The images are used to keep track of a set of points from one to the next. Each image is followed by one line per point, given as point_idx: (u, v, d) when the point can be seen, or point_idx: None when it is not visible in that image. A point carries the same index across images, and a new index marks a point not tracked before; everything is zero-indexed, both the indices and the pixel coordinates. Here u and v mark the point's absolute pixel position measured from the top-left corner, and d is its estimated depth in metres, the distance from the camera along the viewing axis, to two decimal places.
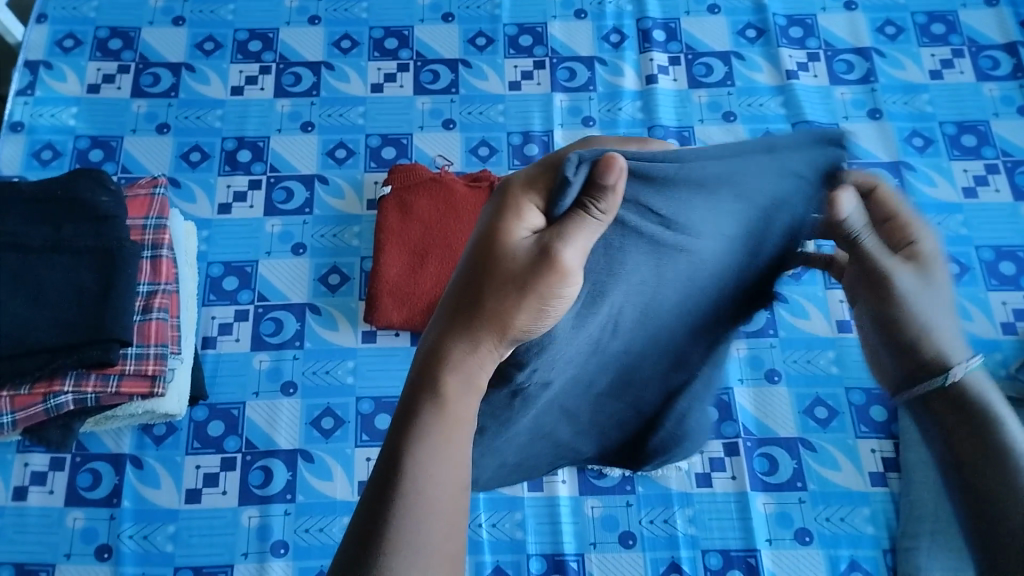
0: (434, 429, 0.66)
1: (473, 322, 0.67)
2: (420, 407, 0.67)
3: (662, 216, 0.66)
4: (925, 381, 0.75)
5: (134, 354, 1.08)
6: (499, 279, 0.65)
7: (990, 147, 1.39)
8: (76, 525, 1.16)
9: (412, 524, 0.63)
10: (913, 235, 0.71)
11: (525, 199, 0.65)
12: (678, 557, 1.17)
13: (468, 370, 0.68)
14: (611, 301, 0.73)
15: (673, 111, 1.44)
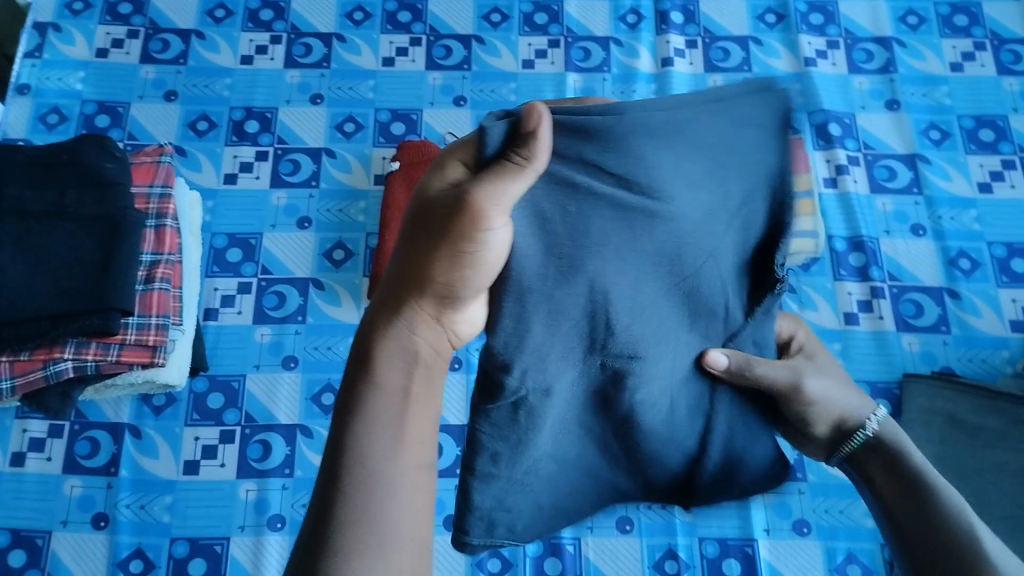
0: (382, 404, 0.45)
1: (395, 305, 0.47)
2: (360, 386, 0.45)
3: (615, 176, 0.47)
4: (844, 442, 0.59)
5: (133, 323, 0.85)
6: (425, 236, 0.45)
7: (1008, 142, 1.07)
8: (73, 493, 0.91)
9: (363, 499, 0.42)
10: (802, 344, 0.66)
11: (457, 150, 0.46)
12: (675, 544, 0.89)
13: (414, 353, 0.46)
14: (597, 286, 0.49)
15: (837, 97, 1.11)
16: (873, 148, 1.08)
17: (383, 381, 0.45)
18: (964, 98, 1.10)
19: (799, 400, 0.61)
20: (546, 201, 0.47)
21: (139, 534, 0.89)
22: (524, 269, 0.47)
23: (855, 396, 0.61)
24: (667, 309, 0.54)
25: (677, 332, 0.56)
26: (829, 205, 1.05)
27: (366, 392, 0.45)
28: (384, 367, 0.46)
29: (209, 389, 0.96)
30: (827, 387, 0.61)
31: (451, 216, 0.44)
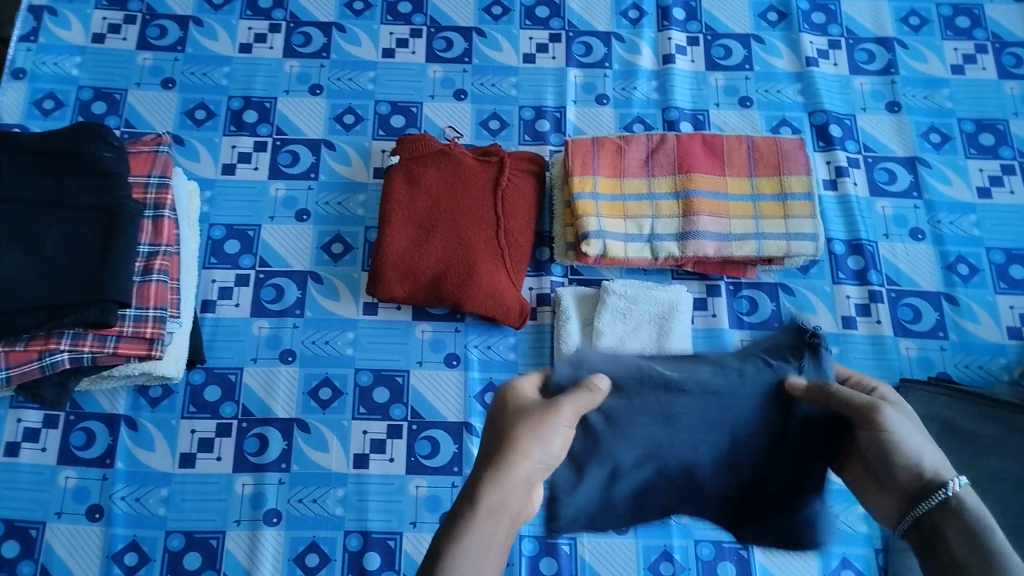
0: (478, 527, 0.56)
1: (491, 460, 0.59)
2: (460, 512, 0.57)
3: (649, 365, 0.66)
4: (920, 502, 0.57)
5: (130, 315, 0.85)
6: (498, 423, 0.62)
7: (1008, 147, 1.07)
8: (68, 484, 0.90)
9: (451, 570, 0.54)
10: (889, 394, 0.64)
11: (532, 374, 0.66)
12: (671, 545, 0.89)
13: (508, 493, 0.58)
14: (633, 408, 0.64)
15: (838, 97, 1.11)
16: (874, 151, 1.08)
17: (480, 501, 0.57)
18: (964, 101, 1.10)
19: (872, 426, 0.60)
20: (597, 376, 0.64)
21: (135, 527, 0.89)
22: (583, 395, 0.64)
23: (940, 452, 0.60)
24: (704, 389, 0.63)
25: (723, 415, 0.64)
26: (829, 206, 1.05)
27: (464, 515, 0.57)
28: (484, 490, 0.57)
29: (206, 382, 0.95)
30: (919, 435, 0.60)
31: (513, 404, 0.62)
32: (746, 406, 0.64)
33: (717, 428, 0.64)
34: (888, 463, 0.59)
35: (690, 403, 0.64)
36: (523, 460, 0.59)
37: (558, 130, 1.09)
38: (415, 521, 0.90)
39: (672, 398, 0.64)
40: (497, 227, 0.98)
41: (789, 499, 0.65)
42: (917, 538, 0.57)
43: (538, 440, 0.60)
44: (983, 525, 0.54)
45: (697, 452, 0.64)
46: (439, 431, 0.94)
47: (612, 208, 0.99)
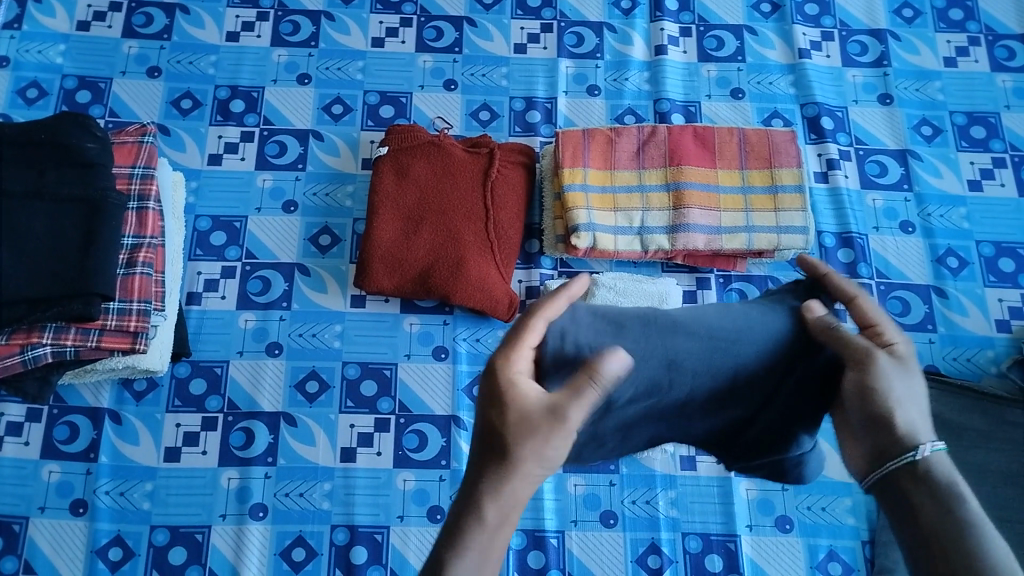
0: (479, 541, 0.55)
1: (495, 462, 0.56)
2: (463, 526, 0.55)
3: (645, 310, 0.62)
4: (891, 459, 0.57)
5: (114, 309, 0.84)
6: (494, 414, 0.57)
7: (999, 140, 1.07)
8: (52, 479, 0.90)
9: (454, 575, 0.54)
10: (892, 338, 0.60)
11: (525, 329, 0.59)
12: (659, 539, 0.89)
13: (510, 501, 0.56)
14: (627, 349, 0.60)
15: (830, 89, 1.10)
16: (865, 143, 1.08)
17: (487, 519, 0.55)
18: (956, 93, 1.10)
19: (858, 370, 0.58)
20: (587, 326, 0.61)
21: (119, 522, 0.88)
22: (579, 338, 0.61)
23: (924, 402, 0.59)
24: (710, 332, 0.61)
25: (727, 359, 0.61)
26: (821, 199, 1.05)
27: (470, 528, 0.55)
28: (487, 503, 0.56)
29: (192, 375, 0.94)
30: (906, 383, 0.58)
31: (510, 401, 0.57)
32: (752, 350, 0.61)
33: (721, 371, 0.61)
34: (868, 415, 0.58)
35: (695, 346, 0.61)
36: (525, 476, 0.56)
37: (549, 121, 1.08)
38: (402, 514, 0.90)
39: (675, 340, 0.61)
40: (486, 220, 0.97)
41: (776, 437, 0.64)
42: (885, 496, 0.58)
43: (539, 457, 0.56)
44: (952, 490, 0.55)
45: (695, 393, 0.62)
46: (426, 424, 0.93)
47: (602, 200, 0.98)
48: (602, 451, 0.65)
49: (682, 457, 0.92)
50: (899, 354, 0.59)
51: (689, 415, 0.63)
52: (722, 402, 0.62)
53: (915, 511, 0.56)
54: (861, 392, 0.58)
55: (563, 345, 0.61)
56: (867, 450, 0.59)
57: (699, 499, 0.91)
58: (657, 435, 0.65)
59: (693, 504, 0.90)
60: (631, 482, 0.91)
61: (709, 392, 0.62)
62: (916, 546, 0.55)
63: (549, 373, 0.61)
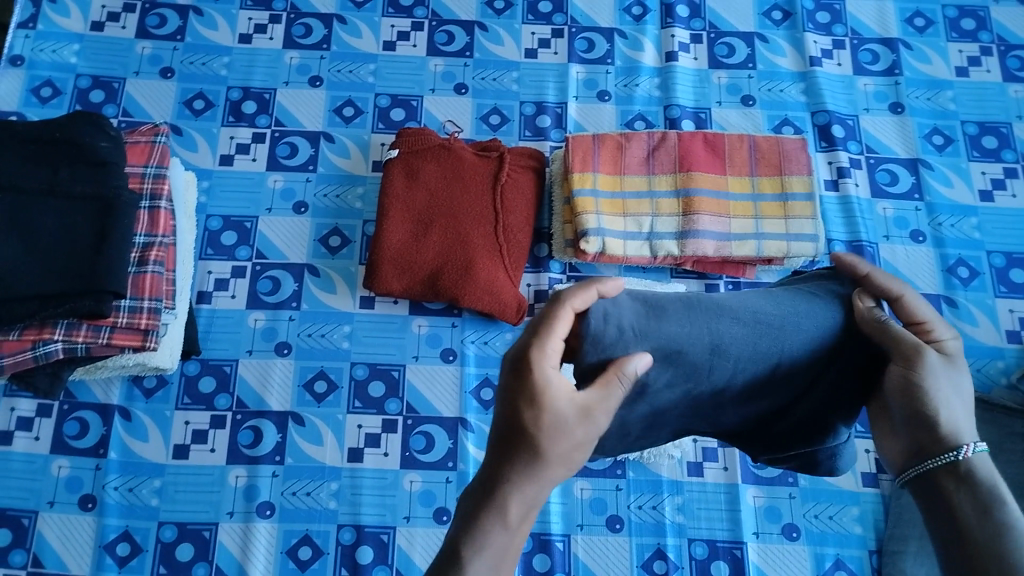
0: (501, 539, 0.56)
1: (515, 456, 0.56)
2: (485, 524, 0.56)
3: (687, 297, 0.62)
4: (932, 458, 0.59)
5: (125, 306, 0.84)
6: (513, 406, 0.57)
7: (1010, 150, 1.07)
8: (61, 474, 0.90)
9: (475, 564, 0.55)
10: (940, 335, 0.61)
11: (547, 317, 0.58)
12: (665, 544, 0.89)
13: (533, 498, 0.57)
14: (670, 330, 0.59)
15: (841, 97, 1.10)
16: (875, 152, 1.08)
17: (509, 513, 0.56)
18: (968, 103, 1.10)
19: (908, 365, 0.59)
20: (625, 309, 0.60)
21: (128, 518, 0.89)
22: (623, 319, 0.59)
23: (969, 401, 0.60)
24: (754, 318, 0.61)
25: (772, 346, 0.60)
26: (830, 207, 1.05)
27: (489, 518, 0.56)
28: (511, 501, 0.56)
29: (202, 374, 0.95)
30: (952, 382, 0.59)
31: (545, 403, 0.56)
32: (798, 338, 0.61)
33: (764, 358, 0.61)
34: (911, 413, 0.60)
35: (740, 332, 0.60)
36: (550, 477, 0.56)
37: (559, 126, 1.08)
38: (409, 515, 0.90)
39: (719, 326, 0.60)
40: (496, 223, 0.98)
41: (814, 424, 0.64)
42: (924, 492, 0.60)
43: (565, 460, 0.56)
44: (992, 491, 0.57)
45: (735, 380, 0.61)
46: (434, 426, 0.94)
47: (611, 205, 0.98)
48: (625, 441, 0.66)
49: (689, 463, 0.92)
50: (947, 354, 0.61)
51: (723, 402, 0.63)
52: (760, 391, 0.63)
53: (953, 510, 0.58)
54: (911, 387, 0.59)
55: (607, 328, 0.59)
56: (914, 445, 0.60)
57: (705, 505, 0.91)
58: (687, 419, 0.66)
59: (699, 510, 0.90)
60: (638, 487, 0.91)
61: (749, 380, 0.61)
62: (950, 542, 0.58)
63: (589, 358, 0.59)
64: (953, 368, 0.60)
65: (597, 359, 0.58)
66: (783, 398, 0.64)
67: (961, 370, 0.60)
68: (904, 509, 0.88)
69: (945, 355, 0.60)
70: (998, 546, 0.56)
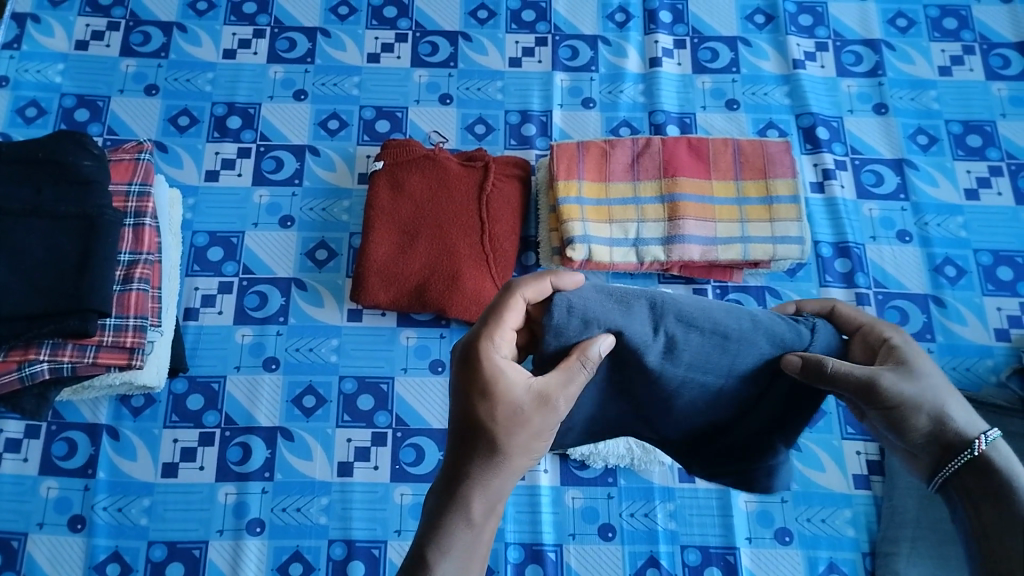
0: (466, 538, 0.58)
1: (475, 454, 0.58)
2: (449, 524, 0.58)
3: (654, 303, 0.60)
4: (949, 461, 0.60)
5: (110, 324, 0.84)
6: (468, 398, 0.58)
7: (995, 148, 1.07)
8: (50, 495, 0.90)
9: (442, 562, 0.57)
10: (886, 334, 0.63)
11: (501, 308, 0.59)
12: (657, 551, 0.89)
13: (496, 493, 0.58)
14: (630, 334, 0.59)
15: (825, 99, 1.10)
16: (861, 153, 1.08)
17: (473, 509, 0.58)
18: (951, 102, 1.10)
19: (873, 395, 0.60)
20: (591, 300, 0.58)
21: (117, 538, 0.88)
22: (589, 311, 0.58)
23: (956, 398, 0.61)
24: (715, 328, 0.60)
25: (725, 354, 0.61)
26: (816, 209, 1.05)
27: (455, 516, 0.58)
28: (474, 498, 0.58)
29: (190, 390, 0.94)
30: (930, 385, 0.60)
31: (498, 394, 0.58)
32: (750, 346, 0.61)
33: (716, 367, 0.62)
34: (908, 430, 0.60)
35: (696, 339, 0.60)
36: (513, 469, 0.58)
37: (544, 134, 1.08)
38: (400, 529, 0.90)
39: (678, 331, 0.60)
40: (482, 232, 0.98)
41: (769, 436, 0.66)
42: (949, 496, 0.60)
43: (526, 450, 0.58)
44: (1011, 481, 0.58)
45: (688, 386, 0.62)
46: (424, 438, 0.93)
47: (597, 212, 0.98)
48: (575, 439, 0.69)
49: (680, 470, 0.92)
50: (915, 367, 0.60)
51: (679, 410, 0.65)
52: (711, 401, 0.64)
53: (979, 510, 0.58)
54: (880, 405, 0.60)
55: (571, 321, 0.58)
56: (925, 454, 0.61)
57: (698, 511, 0.90)
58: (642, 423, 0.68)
59: (692, 516, 0.90)
60: (629, 494, 0.91)
61: (699, 390, 0.63)
62: (979, 542, 0.57)
63: (550, 346, 0.59)
64: (921, 380, 0.60)
65: (558, 347, 0.59)
66: (734, 409, 0.65)
67: (932, 379, 0.60)
68: (896, 510, 0.87)
69: (913, 368, 0.60)
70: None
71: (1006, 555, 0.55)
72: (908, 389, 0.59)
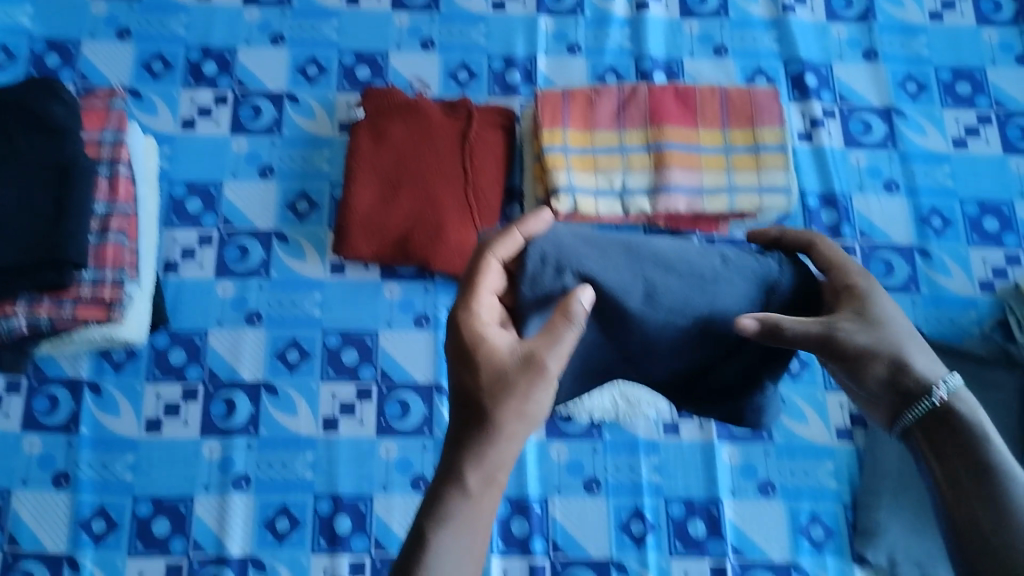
0: (464, 510, 0.56)
1: (469, 426, 0.57)
2: (447, 497, 0.56)
3: (624, 246, 0.61)
4: (909, 410, 0.60)
5: (87, 278, 0.83)
6: (460, 368, 0.58)
7: (983, 96, 1.06)
8: (33, 451, 0.89)
9: (441, 537, 0.55)
10: (852, 279, 0.62)
11: (474, 275, 0.59)
12: (642, 504, 0.90)
13: (492, 464, 0.57)
14: (605, 279, 0.59)
15: (815, 46, 1.08)
16: (849, 101, 1.06)
17: (470, 481, 0.56)
18: (942, 49, 1.08)
19: (833, 346, 0.60)
20: (568, 247, 0.60)
21: (102, 493, 0.88)
22: (566, 256, 0.59)
23: (916, 342, 0.61)
24: (691, 271, 0.61)
25: (703, 298, 0.61)
26: (803, 158, 1.04)
27: (452, 489, 0.56)
28: (470, 470, 0.56)
29: (172, 345, 0.93)
30: (891, 333, 0.60)
31: (481, 360, 0.57)
32: (724, 289, 0.61)
33: (699, 308, 0.61)
34: (870, 379, 0.61)
35: (675, 281, 0.60)
36: (507, 437, 0.57)
37: (529, 81, 1.06)
38: (386, 483, 0.90)
39: (658, 276, 0.60)
40: (465, 183, 0.96)
41: (746, 376, 0.66)
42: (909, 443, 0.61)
43: (518, 415, 0.57)
44: (972, 428, 0.58)
45: (667, 329, 0.61)
46: (409, 392, 0.93)
47: (582, 162, 0.97)
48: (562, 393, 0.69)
49: (665, 423, 0.92)
50: (876, 317, 0.60)
51: (657, 356, 0.64)
52: (697, 347, 0.63)
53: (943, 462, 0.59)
54: (843, 355, 0.60)
55: (545, 270, 0.59)
56: (888, 404, 0.61)
57: (681, 463, 0.91)
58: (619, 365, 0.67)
59: (675, 468, 0.91)
60: (614, 447, 0.91)
61: (680, 334, 0.62)
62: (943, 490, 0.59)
63: (528, 296, 0.59)
64: (883, 328, 0.60)
65: (535, 297, 0.59)
66: (713, 349, 0.64)
67: (893, 327, 0.60)
68: (878, 462, 0.89)
69: (874, 317, 0.60)
70: (985, 484, 0.57)
71: (969, 503, 0.57)
72: (870, 338, 0.60)
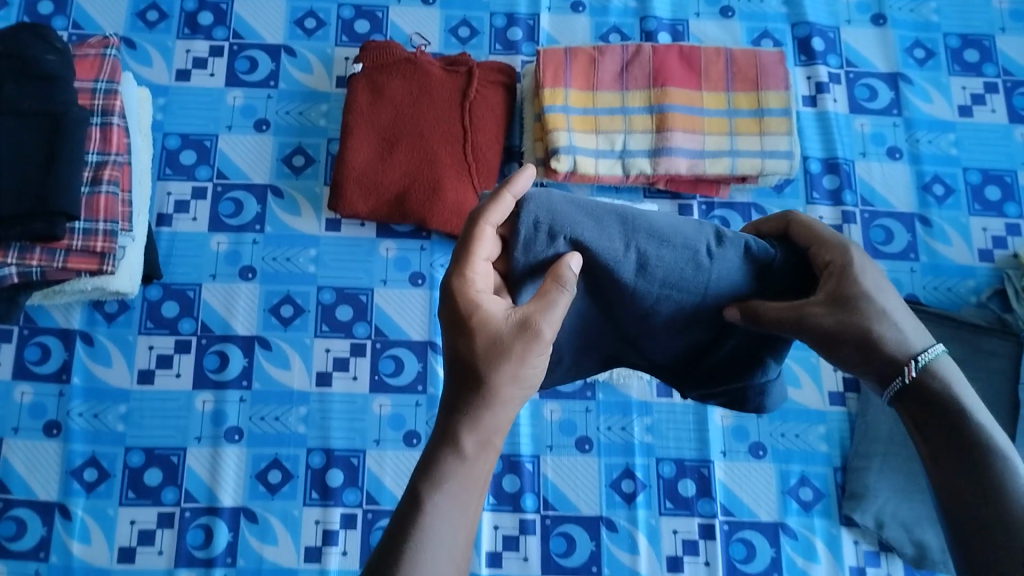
0: (459, 471, 0.56)
1: (465, 389, 0.56)
2: (442, 458, 0.56)
3: (615, 215, 0.57)
4: (890, 386, 0.57)
5: (79, 228, 0.81)
6: (456, 335, 0.57)
7: (991, 64, 1.04)
8: (24, 400, 0.89)
9: (434, 497, 0.55)
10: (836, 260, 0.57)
11: (467, 240, 0.56)
12: (633, 464, 0.90)
13: (488, 427, 0.56)
14: (594, 247, 0.57)
15: (823, 9, 1.06)
16: (855, 66, 1.05)
17: (465, 443, 0.56)
18: (951, 15, 1.06)
19: (817, 327, 0.56)
20: (560, 212, 0.56)
21: (94, 444, 0.88)
22: (559, 222, 0.56)
23: (907, 318, 0.57)
24: (685, 244, 0.58)
25: (697, 273, 0.58)
26: (806, 123, 1.02)
27: (447, 450, 0.56)
28: (466, 433, 0.56)
29: (165, 298, 0.93)
30: (876, 312, 0.56)
31: (477, 326, 0.56)
32: (719, 266, 0.58)
33: (690, 281, 0.58)
34: (852, 358, 0.57)
35: (667, 252, 0.57)
36: (504, 400, 0.56)
37: (531, 39, 1.04)
38: (378, 439, 0.90)
39: (649, 247, 0.57)
40: (464, 142, 0.95)
41: (743, 358, 0.63)
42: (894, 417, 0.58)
43: (513, 378, 0.56)
44: (958, 403, 0.55)
45: (660, 304, 0.59)
46: (403, 349, 0.93)
47: (583, 122, 0.95)
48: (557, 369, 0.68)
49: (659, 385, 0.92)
50: (865, 296, 0.56)
51: (654, 331, 0.62)
52: (688, 321, 0.61)
53: (926, 432, 0.56)
54: (828, 337, 0.56)
55: (538, 236, 0.56)
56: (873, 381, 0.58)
57: (673, 426, 0.91)
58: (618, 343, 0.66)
59: (668, 431, 0.91)
60: (607, 408, 0.91)
61: (675, 308, 0.59)
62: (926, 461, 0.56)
63: (522, 264, 0.57)
64: (871, 310, 0.56)
65: (529, 264, 0.57)
66: (712, 327, 0.61)
67: (883, 309, 0.56)
68: (869, 428, 0.90)
69: (862, 298, 0.56)
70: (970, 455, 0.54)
71: (950, 472, 0.54)
72: (857, 320, 0.56)
